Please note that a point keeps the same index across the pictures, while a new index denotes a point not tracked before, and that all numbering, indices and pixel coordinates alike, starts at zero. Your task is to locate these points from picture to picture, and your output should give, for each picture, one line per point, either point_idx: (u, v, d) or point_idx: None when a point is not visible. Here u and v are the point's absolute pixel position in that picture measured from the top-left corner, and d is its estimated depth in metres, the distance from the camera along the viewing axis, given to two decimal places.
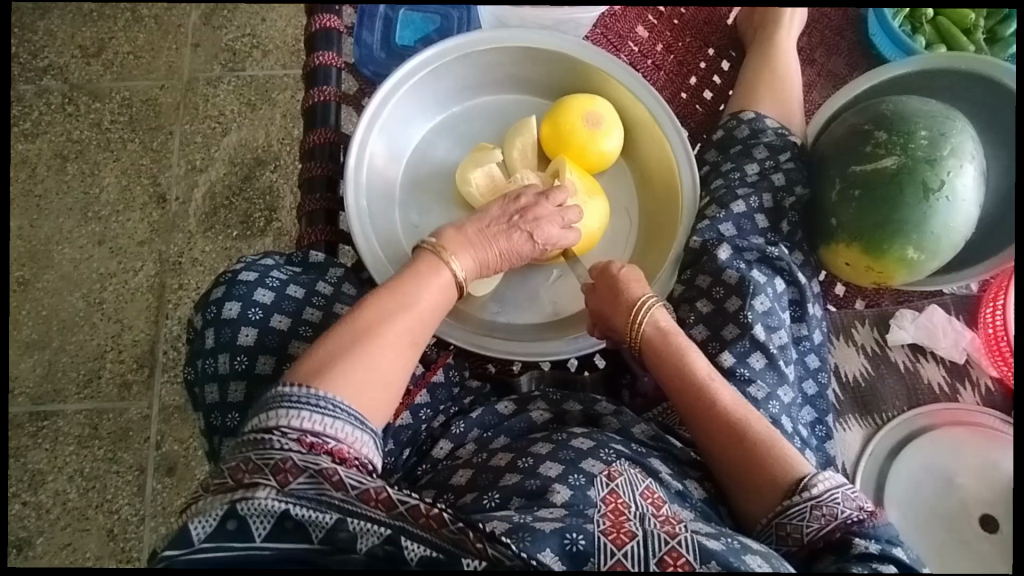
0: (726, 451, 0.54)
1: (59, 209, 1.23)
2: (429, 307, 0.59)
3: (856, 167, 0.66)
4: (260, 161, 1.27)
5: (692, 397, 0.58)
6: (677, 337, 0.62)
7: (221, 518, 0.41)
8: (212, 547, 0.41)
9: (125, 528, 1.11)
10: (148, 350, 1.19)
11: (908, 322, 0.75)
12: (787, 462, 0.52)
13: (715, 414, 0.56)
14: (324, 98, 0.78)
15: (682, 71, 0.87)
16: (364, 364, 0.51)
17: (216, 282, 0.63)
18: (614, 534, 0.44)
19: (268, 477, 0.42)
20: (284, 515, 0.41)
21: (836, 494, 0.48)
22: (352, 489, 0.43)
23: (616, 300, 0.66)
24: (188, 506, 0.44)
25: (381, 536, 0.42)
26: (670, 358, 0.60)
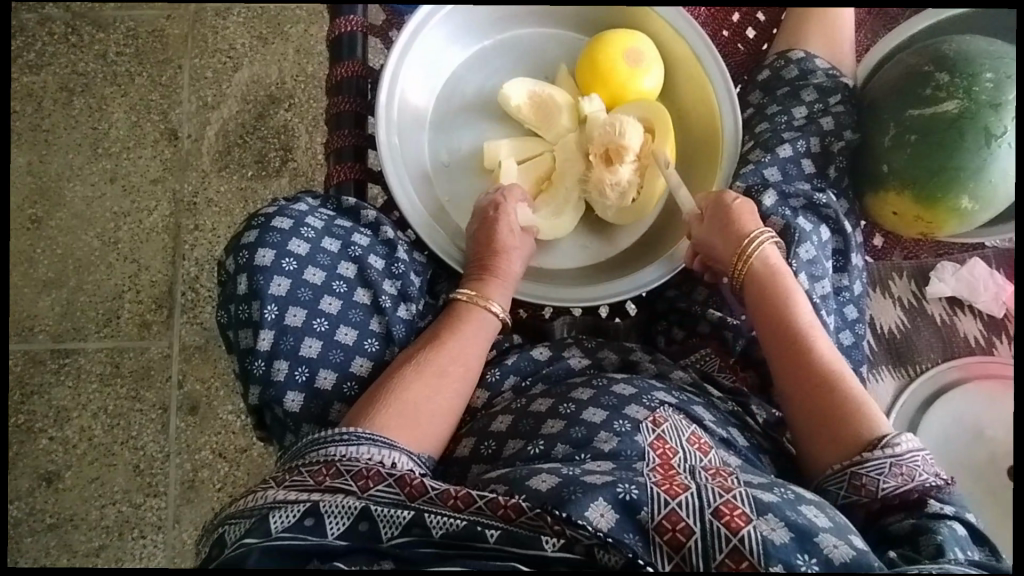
0: (810, 394, 0.55)
1: (68, 144, 1.20)
2: (472, 348, 0.60)
3: (912, 111, 0.63)
4: (273, 98, 1.23)
5: (789, 337, 0.57)
6: (786, 280, 0.60)
7: (300, 514, 0.44)
8: (288, 538, 0.43)
9: (151, 464, 1.13)
10: (165, 290, 1.18)
11: (948, 274, 0.74)
12: (870, 422, 0.51)
13: (809, 361, 0.56)
14: (350, 29, 0.74)
15: (725, 6, 0.80)
16: (407, 409, 0.54)
17: (247, 225, 0.60)
18: (667, 484, 0.45)
19: (350, 484, 0.46)
20: (361, 513, 0.44)
21: (917, 456, 0.48)
22: (431, 491, 0.45)
23: (725, 233, 0.63)
24: (260, 496, 0.46)
25: (457, 528, 0.43)
26: (777, 296, 0.59)
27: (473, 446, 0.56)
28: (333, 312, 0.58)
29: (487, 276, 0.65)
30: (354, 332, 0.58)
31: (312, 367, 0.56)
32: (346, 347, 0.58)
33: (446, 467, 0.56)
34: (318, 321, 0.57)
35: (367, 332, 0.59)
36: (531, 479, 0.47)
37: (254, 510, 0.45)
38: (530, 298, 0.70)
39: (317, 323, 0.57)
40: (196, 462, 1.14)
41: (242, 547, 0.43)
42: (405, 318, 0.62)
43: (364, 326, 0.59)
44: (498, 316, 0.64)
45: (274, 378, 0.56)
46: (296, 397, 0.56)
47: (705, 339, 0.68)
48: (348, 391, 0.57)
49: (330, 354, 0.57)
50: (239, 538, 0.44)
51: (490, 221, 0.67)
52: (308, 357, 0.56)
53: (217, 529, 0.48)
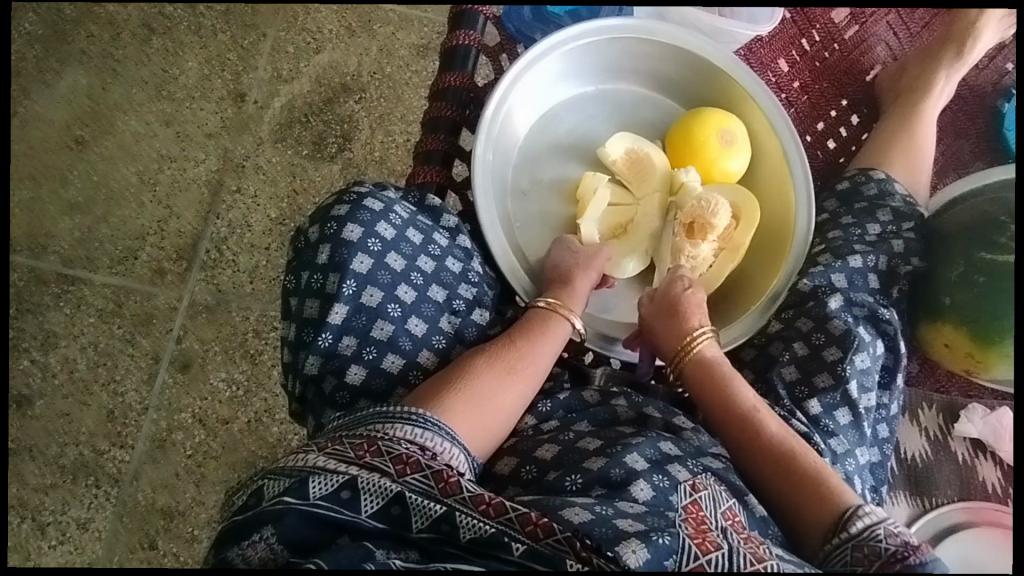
0: (776, 487, 0.55)
1: (134, 79, 1.20)
2: (544, 355, 0.61)
3: (983, 254, 0.66)
4: (345, 87, 1.24)
5: (736, 423, 0.60)
6: (722, 367, 0.65)
7: (338, 485, 0.43)
8: (323, 506, 0.42)
9: (125, 413, 1.09)
10: (190, 243, 1.16)
11: (977, 416, 0.75)
12: (834, 492, 0.52)
13: (760, 444, 0.57)
14: (467, 42, 0.76)
15: (812, 113, 0.86)
16: (478, 401, 0.54)
17: (338, 198, 0.60)
18: (699, 539, 0.44)
19: (387, 466, 0.45)
20: (396, 497, 0.43)
21: (875, 530, 0.46)
22: (466, 492, 0.44)
23: (666, 323, 0.68)
24: (299, 458, 0.45)
25: (484, 534, 0.42)
26: (710, 387, 0.63)
27: (514, 467, 0.55)
28: (407, 301, 0.57)
29: (568, 289, 0.67)
30: (423, 326, 0.58)
31: (380, 349, 0.56)
32: (415, 338, 0.57)
33: (481, 481, 0.55)
34: (392, 306, 0.57)
35: (436, 328, 0.59)
36: (564, 510, 0.46)
37: (293, 471, 0.44)
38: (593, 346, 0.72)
39: (390, 308, 0.56)
40: (172, 423, 1.09)
41: (278, 503, 0.42)
42: (476, 323, 0.62)
43: (434, 321, 0.59)
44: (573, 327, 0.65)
45: (340, 352, 0.55)
46: (359, 371, 0.55)
47: None
48: (413, 379, 0.56)
49: (398, 340, 0.56)
50: (276, 494, 0.43)
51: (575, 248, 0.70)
52: (377, 339, 0.56)
53: (251, 482, 0.46)
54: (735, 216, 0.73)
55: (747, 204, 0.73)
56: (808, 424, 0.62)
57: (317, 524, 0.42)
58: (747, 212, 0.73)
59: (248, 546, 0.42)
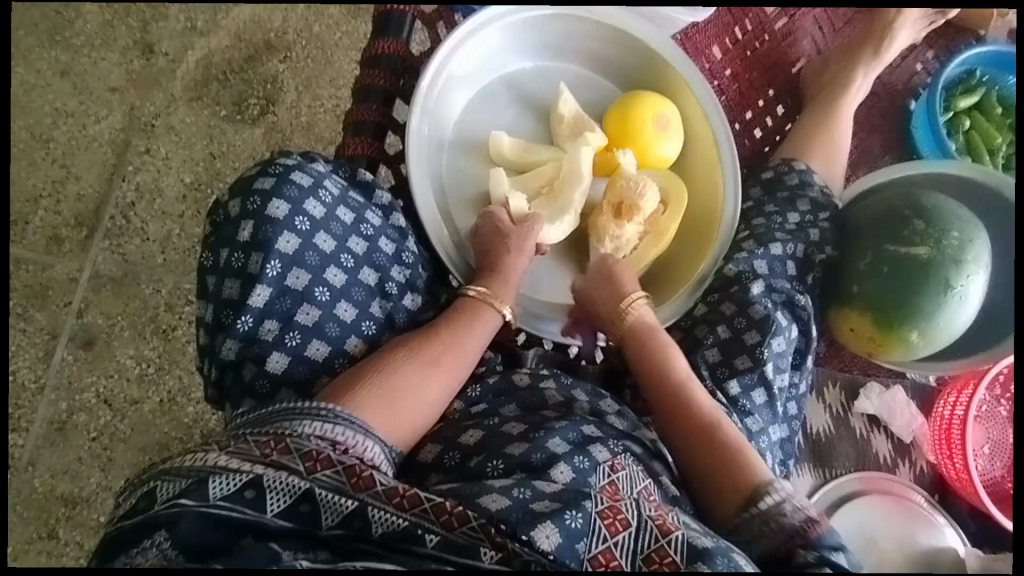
0: (695, 450, 0.59)
1: (21, 20, 1.07)
2: (469, 347, 0.60)
3: (889, 247, 0.71)
4: (269, 45, 1.16)
5: (668, 390, 0.63)
6: (659, 337, 0.68)
7: (242, 484, 0.41)
8: (226, 508, 0.40)
9: (18, 393, 0.99)
10: (92, 209, 1.06)
11: (874, 394, 0.82)
12: (748, 467, 0.55)
13: (688, 412, 0.61)
14: (402, 8, 0.73)
15: (742, 103, 0.88)
16: (393, 393, 0.53)
17: (261, 169, 0.56)
18: (609, 518, 0.46)
19: (297, 463, 0.43)
20: (304, 495, 0.42)
21: (782, 506, 0.50)
22: (379, 486, 0.43)
23: (612, 295, 0.71)
24: (198, 456, 0.43)
25: (396, 528, 0.42)
26: (648, 356, 0.67)
27: (437, 453, 0.55)
28: (337, 285, 0.55)
29: (496, 280, 0.66)
30: (353, 310, 0.56)
31: (304, 336, 0.53)
32: (343, 324, 0.55)
33: (406, 467, 0.55)
34: (320, 290, 0.54)
35: (366, 314, 0.57)
36: (482, 497, 0.46)
37: (193, 471, 0.42)
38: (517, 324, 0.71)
39: (318, 292, 0.54)
40: (74, 404, 1.01)
41: (176, 506, 0.40)
42: (407, 309, 0.61)
43: (364, 306, 0.57)
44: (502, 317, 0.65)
45: (259, 337, 0.52)
46: (282, 358, 0.52)
47: None
48: (339, 368, 0.55)
49: (326, 326, 0.54)
50: (172, 497, 0.41)
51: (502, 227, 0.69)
52: (302, 324, 0.53)
53: (148, 482, 0.44)
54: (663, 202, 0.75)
55: (675, 192, 0.75)
56: (727, 404, 0.65)
57: (218, 527, 0.40)
58: (674, 201, 0.75)
59: (139, 554, 0.39)
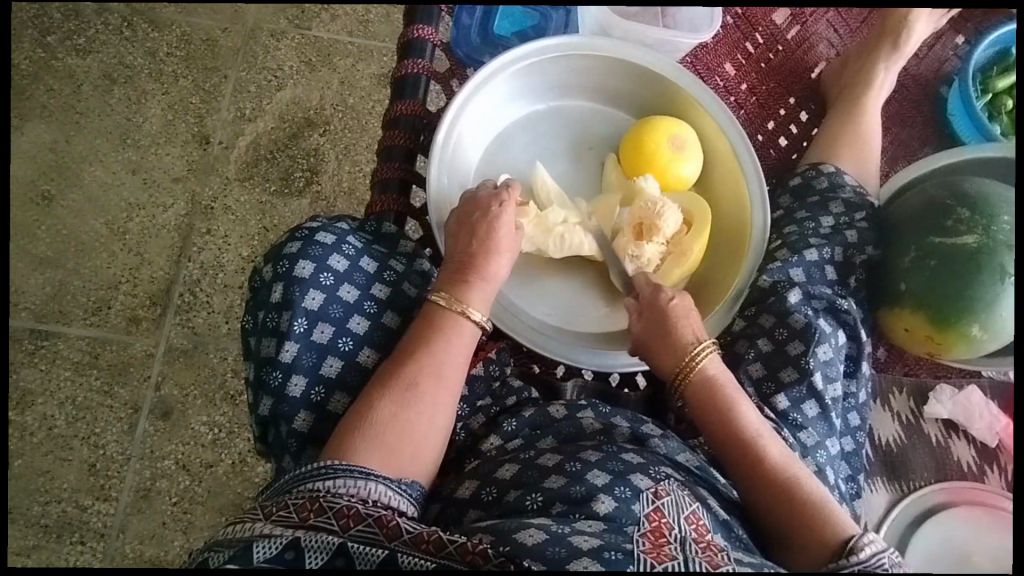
0: (774, 509, 0.55)
1: (98, 130, 1.21)
2: (453, 366, 0.59)
3: (934, 239, 0.67)
4: (310, 122, 1.26)
5: (738, 445, 0.59)
6: (726, 387, 0.63)
7: (282, 547, 0.43)
8: (269, 568, 0.42)
9: (108, 465, 1.07)
10: (163, 289, 1.15)
11: (946, 397, 0.76)
12: (835, 524, 0.52)
13: (763, 470, 0.57)
14: (416, 70, 0.78)
15: (762, 114, 0.88)
16: (383, 438, 0.53)
17: (289, 236, 0.61)
18: (653, 553, 0.45)
19: (331, 522, 0.46)
20: (339, 550, 0.44)
21: (883, 559, 0.47)
22: (406, 534, 0.45)
23: (669, 340, 0.67)
24: (245, 526, 0.45)
25: (425, 571, 0.43)
26: (713, 409, 0.62)
27: (474, 490, 0.56)
28: (360, 332, 0.60)
29: (472, 281, 0.63)
30: (375, 355, 0.60)
31: (328, 388, 0.57)
32: (366, 370, 0.59)
33: (447, 506, 0.56)
34: (344, 340, 0.59)
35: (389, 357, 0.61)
36: (519, 533, 0.47)
37: (239, 538, 0.44)
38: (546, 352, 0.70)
39: (343, 342, 0.59)
40: (156, 471, 1.08)
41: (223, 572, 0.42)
42: None
43: (387, 349, 0.61)
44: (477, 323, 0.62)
45: (289, 392, 0.56)
46: (306, 416, 0.56)
47: None
48: None
49: (348, 375, 0.58)
50: (221, 563, 0.43)
51: (477, 220, 0.66)
52: (328, 375, 0.57)
53: (201, 553, 0.46)
54: (687, 222, 0.75)
55: (698, 211, 0.75)
56: (776, 420, 0.63)
57: None
58: (698, 219, 0.75)
59: None
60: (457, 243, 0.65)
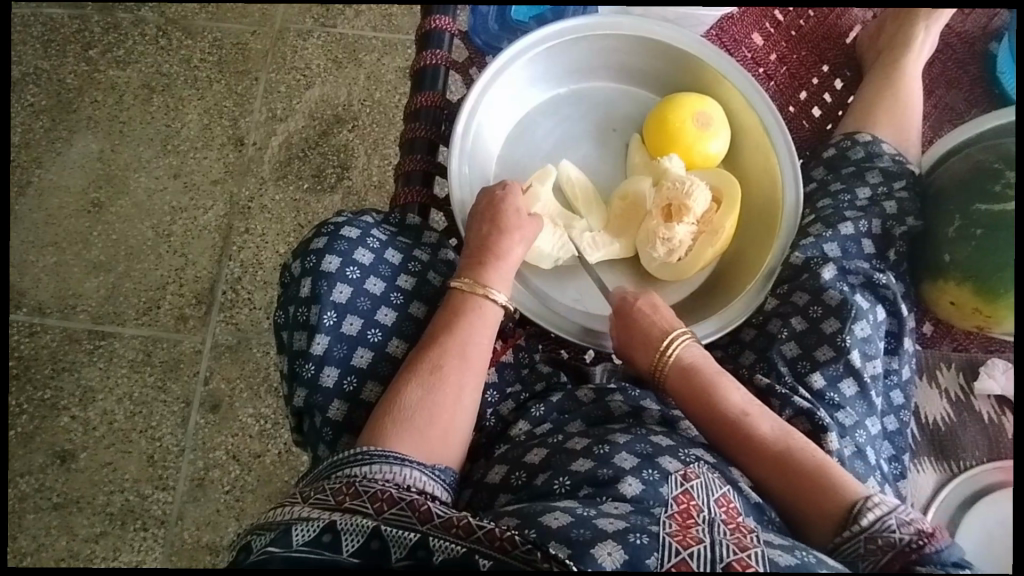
0: (778, 491, 0.55)
1: (140, 138, 1.26)
2: (476, 345, 0.60)
3: (980, 206, 0.64)
4: (338, 118, 1.28)
5: (724, 431, 0.59)
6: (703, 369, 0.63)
7: (319, 530, 0.45)
8: (306, 551, 0.44)
9: (164, 456, 1.13)
10: (208, 287, 1.20)
11: (999, 371, 0.73)
12: (839, 490, 0.52)
13: (757, 452, 0.57)
14: (435, 61, 0.78)
15: (793, 84, 0.84)
16: (415, 422, 0.54)
17: (316, 232, 0.62)
18: (680, 536, 0.44)
19: (366, 506, 0.47)
20: (374, 532, 0.45)
21: (888, 521, 0.48)
22: (437, 518, 0.45)
23: (638, 333, 0.67)
24: (285, 511, 0.47)
25: (456, 554, 0.43)
26: (695, 395, 0.62)
27: (502, 476, 0.56)
28: (388, 323, 0.61)
29: (490, 262, 0.65)
30: (404, 345, 0.61)
31: (360, 378, 0.59)
32: (395, 360, 0.60)
33: (475, 491, 0.57)
34: (373, 331, 0.60)
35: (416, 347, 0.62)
36: (543, 516, 0.47)
37: (280, 522, 0.46)
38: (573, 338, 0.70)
39: (371, 333, 0.60)
40: (209, 461, 1.13)
41: (264, 555, 0.44)
42: None
43: (414, 339, 0.62)
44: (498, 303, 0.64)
45: (321, 383, 0.58)
46: (339, 405, 0.58)
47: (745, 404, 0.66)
48: None
49: (377, 365, 0.60)
50: (262, 546, 0.45)
51: (488, 206, 0.67)
52: (358, 366, 0.59)
53: (245, 538, 0.48)
54: (716, 199, 0.73)
55: (727, 185, 0.73)
56: (812, 400, 0.61)
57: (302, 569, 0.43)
58: (728, 195, 0.72)
59: None
60: (472, 232, 0.67)
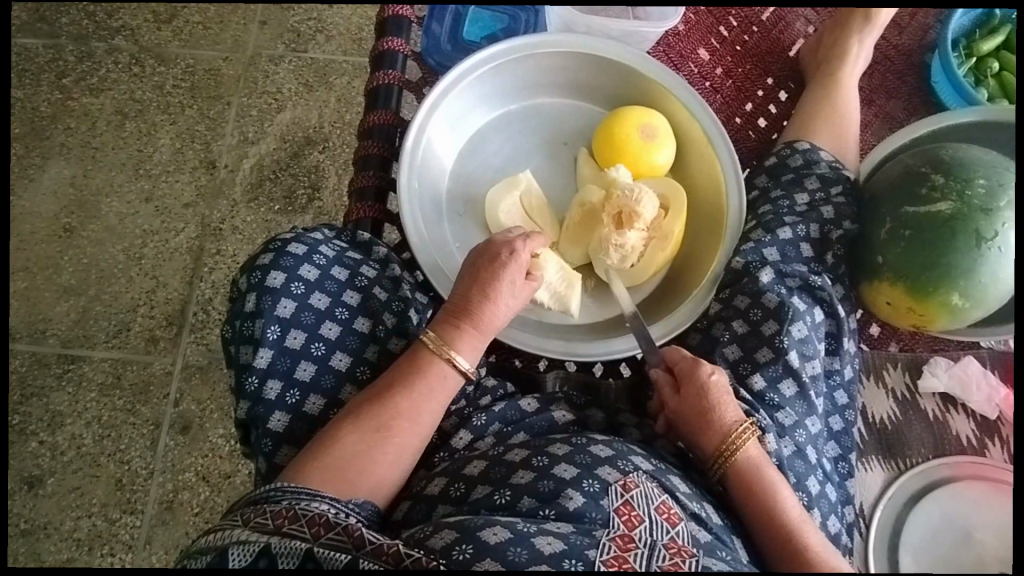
0: None
1: (112, 163, 1.28)
2: (428, 411, 0.60)
3: (909, 208, 0.67)
4: (310, 140, 1.30)
5: (778, 534, 0.55)
6: (769, 473, 0.58)
7: (255, 554, 0.45)
8: None
9: (133, 480, 1.12)
10: (178, 309, 1.21)
11: (941, 370, 0.74)
12: None
13: (803, 555, 0.52)
14: (387, 82, 0.81)
15: (739, 97, 0.87)
16: (341, 469, 0.54)
17: (264, 248, 0.64)
18: (615, 567, 0.46)
19: (303, 531, 0.47)
20: (307, 554, 0.46)
21: None
22: (369, 545, 0.46)
23: (703, 418, 0.61)
24: (224, 534, 0.48)
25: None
26: (755, 492, 0.57)
27: (443, 486, 0.57)
28: (332, 337, 0.61)
29: (465, 329, 0.63)
30: (349, 358, 0.62)
31: (303, 391, 0.60)
32: (339, 372, 0.61)
33: (415, 502, 0.57)
34: (316, 345, 0.61)
35: (361, 360, 0.62)
36: (483, 531, 0.48)
37: (218, 544, 0.47)
38: (527, 348, 0.71)
39: (315, 347, 0.60)
40: (178, 484, 1.12)
41: None
42: (393, 352, 0.64)
43: (359, 353, 0.62)
44: (460, 371, 0.62)
45: (265, 396, 0.58)
46: (282, 417, 0.58)
47: None
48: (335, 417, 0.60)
49: (322, 378, 0.60)
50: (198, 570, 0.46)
51: (488, 266, 0.64)
52: (301, 380, 0.60)
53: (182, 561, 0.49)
54: (664, 206, 0.75)
55: (675, 195, 0.75)
56: (752, 401, 0.63)
57: None
58: (675, 204, 0.74)
59: None
60: (461, 288, 0.65)
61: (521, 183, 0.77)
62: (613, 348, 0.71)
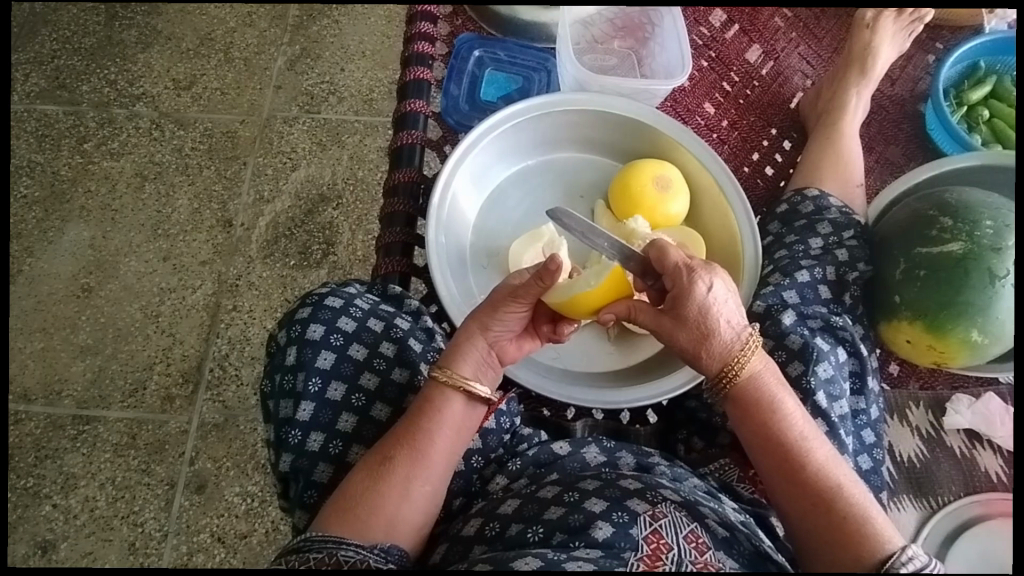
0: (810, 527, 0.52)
1: (132, 224, 1.30)
2: (437, 440, 0.58)
3: (921, 249, 0.70)
4: (323, 197, 1.33)
5: (780, 456, 0.55)
6: (765, 388, 0.57)
7: None
8: None
9: (147, 543, 1.10)
10: (194, 365, 1.21)
11: (964, 406, 0.76)
12: (875, 539, 0.49)
13: (804, 482, 0.53)
14: (410, 141, 0.84)
15: (745, 147, 0.91)
16: (357, 514, 0.53)
17: (301, 303, 0.66)
18: None
19: None
20: None
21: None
22: None
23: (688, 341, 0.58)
24: None
25: None
26: (755, 415, 0.57)
27: (479, 527, 0.56)
28: (371, 387, 0.63)
29: (463, 351, 0.61)
30: (389, 409, 0.63)
31: (346, 442, 0.61)
32: (380, 423, 0.62)
33: (451, 545, 0.56)
34: (357, 396, 0.62)
35: (399, 409, 0.63)
36: (515, 562, 0.48)
37: None
38: (556, 396, 0.71)
39: (355, 398, 0.62)
40: (193, 546, 1.10)
41: None
42: None
43: (399, 403, 0.63)
44: (468, 393, 0.60)
45: (308, 448, 0.60)
46: (326, 469, 0.60)
47: (725, 449, 0.68)
48: None
49: (365, 429, 0.61)
50: None
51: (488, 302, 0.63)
52: (343, 430, 0.61)
53: None
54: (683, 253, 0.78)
55: (692, 242, 0.78)
56: None
57: None
58: (692, 249, 0.77)
59: None
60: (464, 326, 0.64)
61: (545, 235, 0.79)
62: (641, 393, 0.71)
